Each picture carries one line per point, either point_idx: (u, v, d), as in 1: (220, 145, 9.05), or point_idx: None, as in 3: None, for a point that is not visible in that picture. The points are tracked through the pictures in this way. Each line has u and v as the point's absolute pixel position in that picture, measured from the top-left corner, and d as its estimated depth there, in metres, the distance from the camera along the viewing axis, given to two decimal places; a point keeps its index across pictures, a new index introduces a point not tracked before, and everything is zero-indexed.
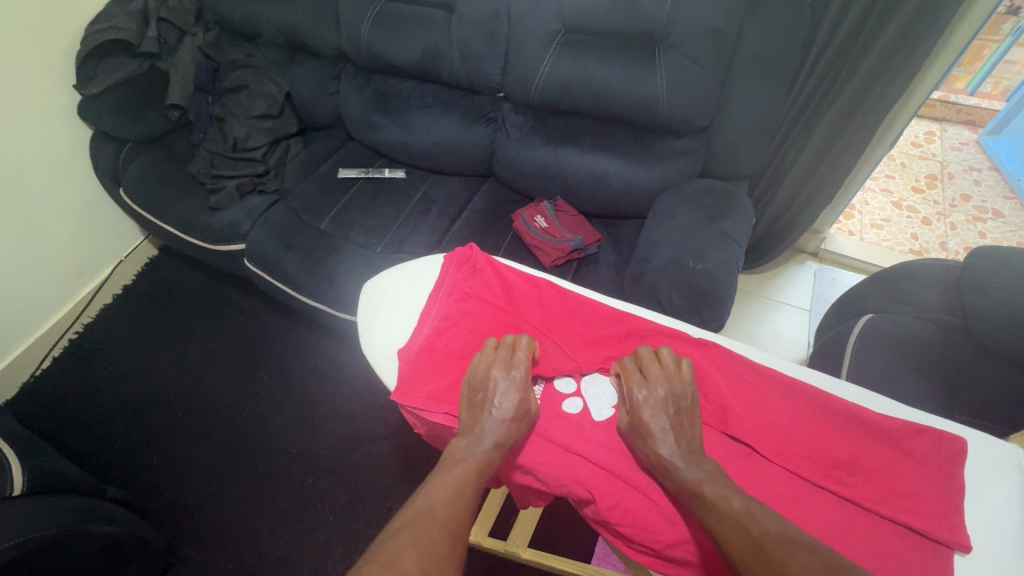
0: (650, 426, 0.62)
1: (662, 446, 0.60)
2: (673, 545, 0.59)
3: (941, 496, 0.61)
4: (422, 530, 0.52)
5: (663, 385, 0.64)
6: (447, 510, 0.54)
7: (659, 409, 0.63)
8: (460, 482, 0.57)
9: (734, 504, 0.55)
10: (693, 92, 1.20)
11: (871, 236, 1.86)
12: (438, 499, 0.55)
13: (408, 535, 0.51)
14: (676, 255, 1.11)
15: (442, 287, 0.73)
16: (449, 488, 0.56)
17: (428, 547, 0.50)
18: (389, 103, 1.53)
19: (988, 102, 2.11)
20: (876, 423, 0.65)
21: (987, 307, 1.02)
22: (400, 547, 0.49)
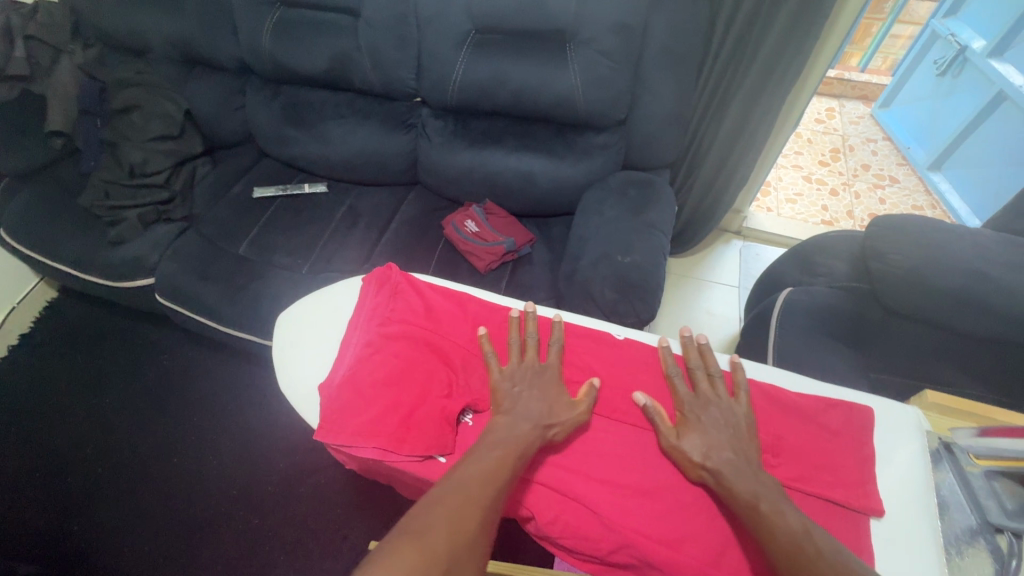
0: (702, 434, 0.64)
1: (717, 456, 0.62)
2: (613, 551, 0.60)
3: (856, 465, 0.65)
4: (457, 508, 0.49)
5: (713, 395, 0.67)
6: (481, 488, 0.52)
7: (711, 419, 0.65)
8: (497, 466, 0.55)
9: (788, 520, 0.56)
10: (607, 86, 1.21)
11: (787, 211, 1.97)
12: (475, 477, 0.53)
13: (441, 511, 0.48)
14: (605, 250, 1.12)
15: (362, 312, 0.69)
16: (487, 469, 0.54)
17: (461, 526, 0.48)
18: (301, 115, 1.45)
19: (877, 77, 2.31)
20: (791, 403, 0.69)
21: (889, 271, 1.11)
22: (431, 520, 0.47)
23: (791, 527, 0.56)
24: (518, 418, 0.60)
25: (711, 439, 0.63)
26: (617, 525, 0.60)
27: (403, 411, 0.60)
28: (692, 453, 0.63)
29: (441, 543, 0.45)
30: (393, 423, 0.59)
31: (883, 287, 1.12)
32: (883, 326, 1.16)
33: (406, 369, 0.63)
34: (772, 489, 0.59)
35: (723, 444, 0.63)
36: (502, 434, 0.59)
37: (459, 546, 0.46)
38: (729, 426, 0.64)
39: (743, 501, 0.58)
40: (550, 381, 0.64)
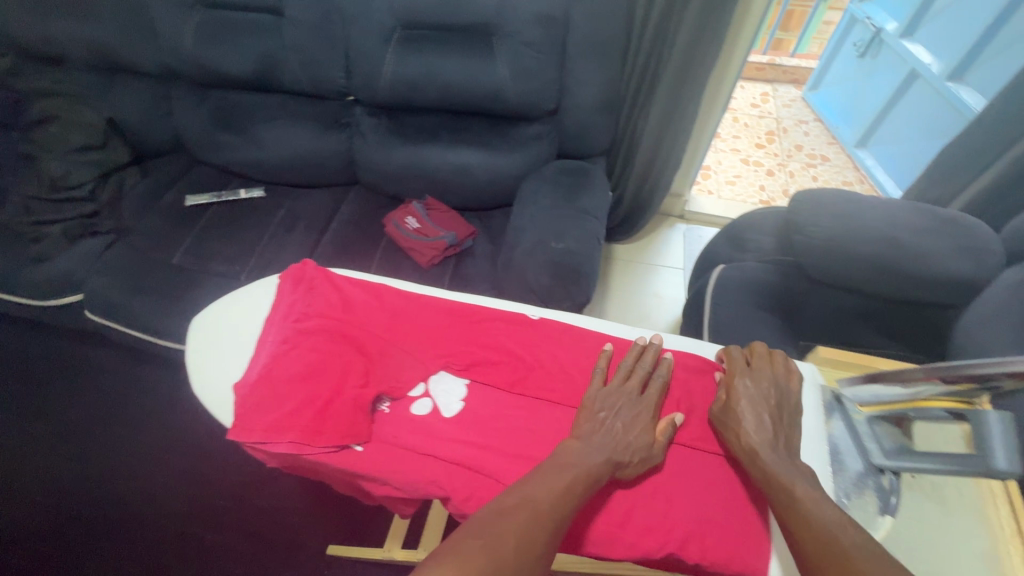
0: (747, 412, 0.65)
1: (756, 438, 0.62)
2: None
3: None
4: (523, 518, 0.49)
5: (769, 380, 0.68)
6: (553, 503, 0.50)
7: (756, 399, 0.66)
8: (567, 486, 0.52)
9: (823, 509, 0.55)
10: (535, 77, 1.23)
11: (726, 193, 2.04)
12: (545, 494, 0.51)
13: (504, 521, 0.48)
14: (540, 237, 1.14)
15: (279, 309, 0.68)
16: (557, 488, 0.52)
17: (529, 544, 0.47)
18: (231, 119, 1.42)
19: (805, 62, 2.42)
20: (693, 368, 0.72)
21: (808, 243, 1.16)
22: (502, 531, 0.48)
23: (823, 514, 0.54)
24: (592, 447, 0.56)
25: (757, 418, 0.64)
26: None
27: (317, 404, 0.60)
28: (734, 431, 0.64)
29: (505, 553, 0.46)
30: (307, 417, 0.59)
31: (804, 257, 1.18)
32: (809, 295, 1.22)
33: (320, 363, 0.63)
34: (806, 477, 0.59)
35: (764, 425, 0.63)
36: (574, 458, 0.55)
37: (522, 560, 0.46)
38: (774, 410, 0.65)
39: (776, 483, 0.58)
40: (641, 415, 0.60)
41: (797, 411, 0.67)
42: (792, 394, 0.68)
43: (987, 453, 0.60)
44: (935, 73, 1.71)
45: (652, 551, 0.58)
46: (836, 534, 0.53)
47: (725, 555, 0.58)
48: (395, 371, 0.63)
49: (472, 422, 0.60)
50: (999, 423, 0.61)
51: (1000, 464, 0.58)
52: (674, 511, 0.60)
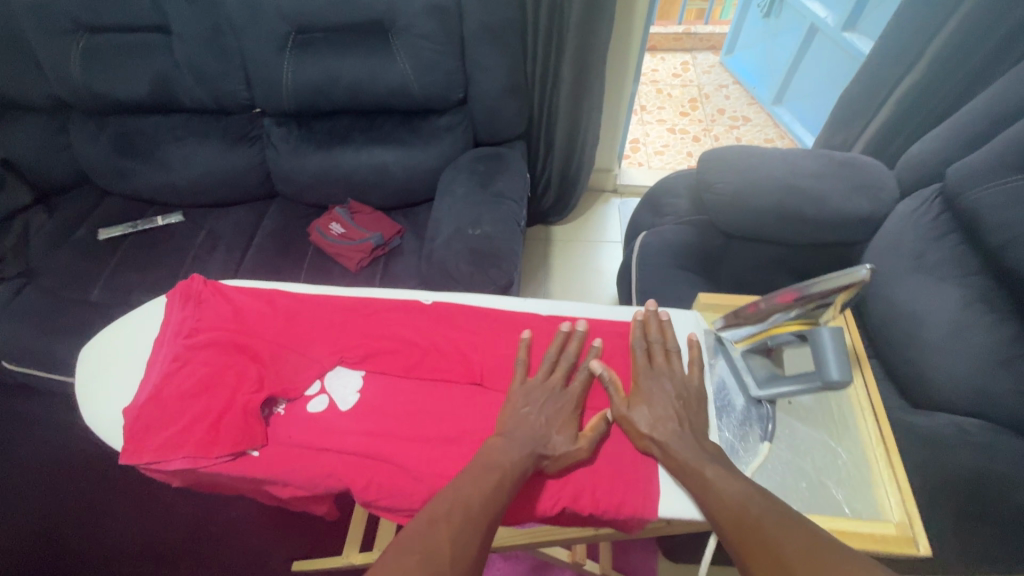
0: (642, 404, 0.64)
1: (658, 431, 0.62)
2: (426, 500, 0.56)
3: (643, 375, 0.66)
4: (457, 517, 0.50)
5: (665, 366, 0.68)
6: (484, 505, 0.51)
7: (657, 394, 0.65)
8: (494, 486, 0.53)
9: (731, 488, 0.56)
10: (436, 69, 1.23)
11: (656, 163, 2.09)
12: (476, 495, 0.52)
13: (439, 521, 0.49)
14: (457, 226, 1.15)
15: (169, 328, 0.67)
16: (489, 485, 0.53)
17: (463, 550, 0.48)
18: (134, 144, 1.38)
19: (720, 27, 2.48)
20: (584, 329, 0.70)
21: (718, 200, 1.21)
22: (436, 543, 0.47)
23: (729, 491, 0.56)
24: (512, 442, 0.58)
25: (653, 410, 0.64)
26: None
27: (210, 416, 0.59)
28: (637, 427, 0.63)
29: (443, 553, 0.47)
30: (200, 431, 0.58)
31: (717, 215, 1.22)
32: (725, 251, 1.26)
33: (212, 376, 0.62)
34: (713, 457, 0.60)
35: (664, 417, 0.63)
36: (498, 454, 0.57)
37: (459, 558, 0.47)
38: (680, 399, 0.65)
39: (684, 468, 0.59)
40: (561, 408, 0.62)
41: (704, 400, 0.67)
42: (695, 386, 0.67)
43: (821, 368, 0.64)
44: (832, 26, 1.78)
45: (544, 510, 0.61)
46: (749, 507, 0.54)
47: (614, 503, 0.60)
48: (289, 373, 0.63)
49: (368, 412, 0.61)
50: (833, 342, 0.64)
51: (830, 379, 0.63)
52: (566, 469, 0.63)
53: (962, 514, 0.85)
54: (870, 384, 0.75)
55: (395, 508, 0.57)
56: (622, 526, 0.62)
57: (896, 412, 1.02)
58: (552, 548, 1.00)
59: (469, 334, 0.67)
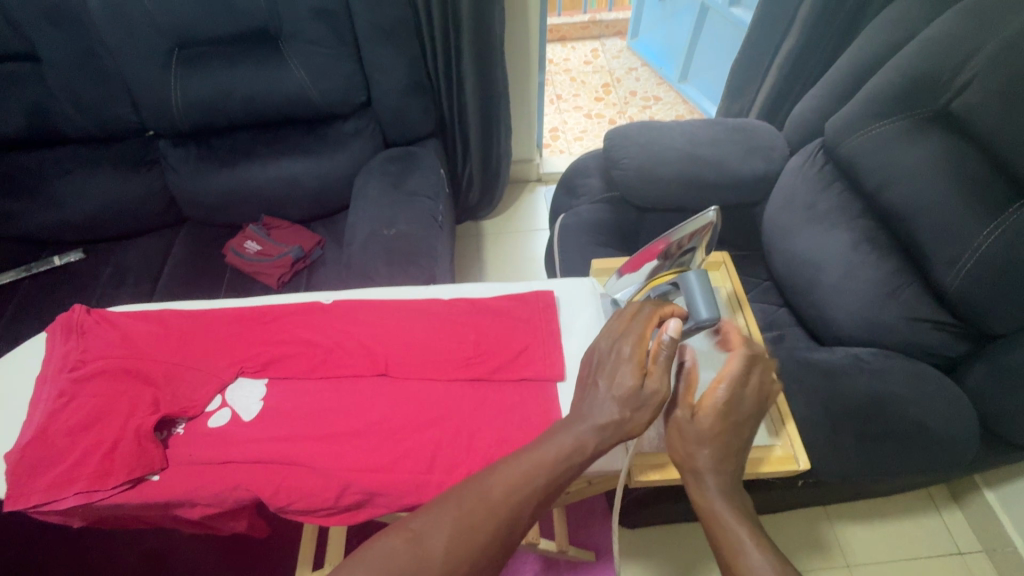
0: (709, 432, 0.61)
1: (706, 459, 0.60)
2: (340, 495, 0.56)
3: (545, 340, 0.67)
4: (471, 513, 0.50)
5: (746, 404, 0.63)
6: (506, 498, 0.51)
7: (723, 421, 0.61)
8: (524, 477, 0.52)
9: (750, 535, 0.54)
10: (333, 74, 1.22)
11: (576, 148, 2.14)
12: (499, 490, 0.51)
13: (447, 514, 0.49)
14: (372, 229, 1.14)
15: (52, 363, 0.64)
16: (523, 490, 0.51)
17: (469, 537, 0.49)
18: (16, 183, 1.28)
19: (623, 13, 2.57)
20: (484, 305, 0.71)
21: (626, 175, 1.26)
22: (435, 529, 0.48)
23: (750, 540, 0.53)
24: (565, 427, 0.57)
25: (717, 444, 0.60)
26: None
27: (101, 447, 0.57)
28: (689, 445, 0.61)
29: (436, 554, 0.47)
30: (90, 463, 0.56)
31: (626, 190, 1.27)
32: (639, 223, 1.32)
33: (101, 405, 0.59)
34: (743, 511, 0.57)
35: (720, 452, 0.60)
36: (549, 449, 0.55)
37: (459, 562, 0.48)
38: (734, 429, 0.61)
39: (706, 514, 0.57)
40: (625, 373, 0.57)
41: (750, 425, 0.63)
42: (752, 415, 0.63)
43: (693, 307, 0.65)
44: (721, 3, 1.89)
45: None
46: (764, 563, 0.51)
47: None
48: (186, 391, 0.61)
49: (272, 418, 0.60)
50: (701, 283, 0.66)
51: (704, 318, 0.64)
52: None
53: (865, 434, 0.92)
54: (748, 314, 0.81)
55: (309, 509, 0.56)
56: None
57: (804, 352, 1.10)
58: None
59: (371, 327, 0.67)
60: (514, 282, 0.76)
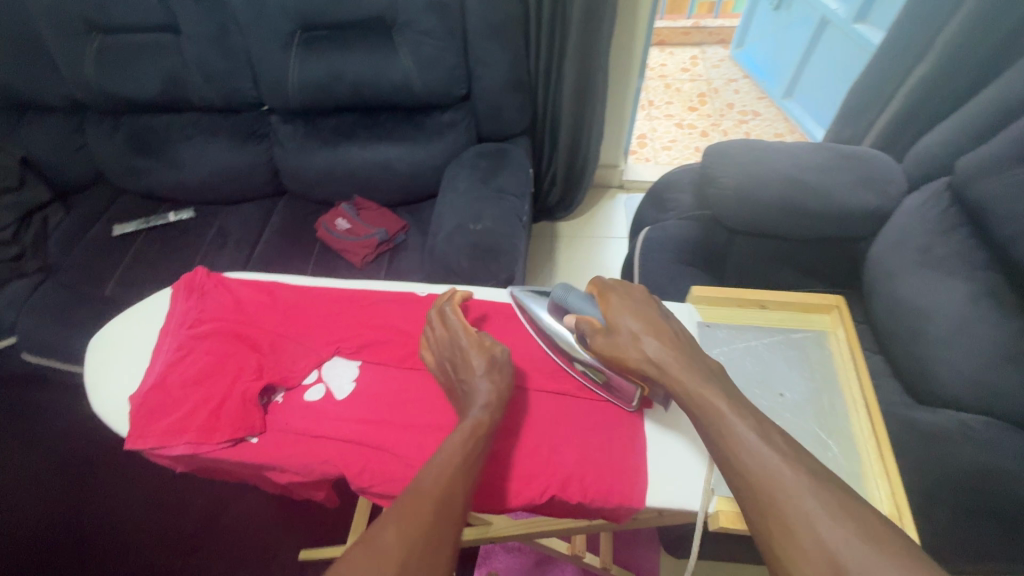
0: (638, 328, 0.63)
1: (658, 352, 0.61)
2: None
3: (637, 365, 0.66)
4: (408, 510, 0.48)
5: (647, 299, 0.67)
6: (447, 485, 0.51)
7: (640, 324, 0.64)
8: (458, 459, 0.53)
9: (750, 429, 0.54)
10: (438, 65, 1.24)
11: (663, 158, 2.08)
12: (435, 468, 0.52)
13: (392, 518, 0.48)
14: (458, 221, 1.16)
15: (174, 319, 0.70)
16: (447, 469, 0.52)
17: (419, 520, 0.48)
18: (146, 142, 1.41)
19: (729, 21, 2.46)
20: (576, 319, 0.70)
21: (722, 194, 1.20)
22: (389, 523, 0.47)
23: (754, 439, 0.53)
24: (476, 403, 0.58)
25: (654, 331, 0.63)
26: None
27: (211, 403, 0.61)
28: (628, 345, 0.63)
29: (395, 550, 0.45)
30: (201, 417, 0.61)
31: (720, 209, 1.22)
32: (727, 246, 1.26)
33: (214, 365, 0.64)
34: (727, 389, 0.58)
35: (661, 336, 0.62)
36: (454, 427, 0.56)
37: (421, 540, 0.46)
38: (656, 329, 0.64)
39: (688, 394, 0.58)
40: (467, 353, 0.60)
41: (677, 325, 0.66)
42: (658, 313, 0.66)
43: (571, 302, 0.69)
44: (843, 18, 1.76)
45: (533, 499, 0.62)
46: (779, 461, 0.51)
47: (603, 492, 0.61)
48: (288, 362, 0.65)
49: (362, 400, 0.63)
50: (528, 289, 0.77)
51: (556, 294, 0.70)
52: (555, 458, 0.64)
53: (965, 512, 0.83)
54: (866, 377, 0.66)
55: (388, 495, 0.58)
56: (612, 515, 0.63)
57: (897, 407, 1.01)
58: (552, 540, 1.01)
59: None
60: None
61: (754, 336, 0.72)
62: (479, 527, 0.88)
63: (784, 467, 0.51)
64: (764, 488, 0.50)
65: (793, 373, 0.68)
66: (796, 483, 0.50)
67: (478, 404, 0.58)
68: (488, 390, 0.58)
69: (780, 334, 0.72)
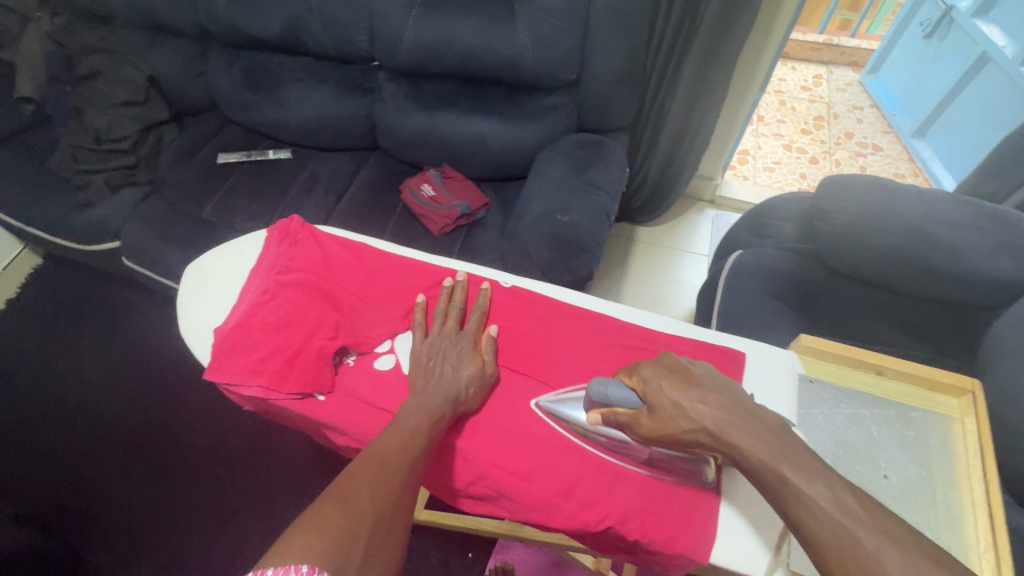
0: (678, 395, 0.57)
1: (710, 419, 0.55)
2: (472, 483, 0.64)
3: None
4: (377, 475, 0.53)
5: (677, 361, 0.61)
6: (401, 454, 0.56)
7: (682, 396, 0.57)
8: (412, 433, 0.58)
9: (825, 498, 0.48)
10: (554, 47, 1.19)
11: (763, 179, 1.95)
12: (392, 442, 0.56)
13: (363, 480, 0.52)
14: (545, 209, 1.13)
15: (264, 261, 0.73)
16: (404, 441, 0.57)
17: (381, 483, 0.52)
18: (260, 80, 1.46)
19: (867, 42, 2.25)
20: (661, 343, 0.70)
21: (830, 232, 1.10)
22: (355, 488, 0.51)
23: (827, 506, 0.48)
24: (433, 391, 0.63)
25: (700, 395, 0.57)
26: (475, 458, 0.64)
27: (287, 353, 0.64)
28: (676, 417, 0.57)
29: (368, 506, 0.50)
30: (276, 364, 0.64)
31: (824, 247, 1.13)
32: (826, 287, 1.16)
33: (295, 315, 0.68)
34: (789, 449, 0.52)
35: (707, 397, 0.57)
36: (413, 408, 0.61)
37: (386, 503, 0.51)
38: (700, 393, 0.57)
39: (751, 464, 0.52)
40: (464, 349, 0.67)
41: (723, 382, 0.59)
42: (703, 374, 0.60)
43: (604, 392, 0.61)
44: (1008, 58, 1.56)
45: (589, 525, 0.60)
46: (853, 530, 0.46)
47: (664, 536, 0.59)
48: (365, 330, 0.68)
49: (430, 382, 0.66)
50: (555, 392, 0.68)
51: (592, 391, 0.61)
52: (617, 487, 0.61)
53: None
54: (993, 480, 0.59)
55: (439, 479, 0.65)
56: (670, 559, 0.61)
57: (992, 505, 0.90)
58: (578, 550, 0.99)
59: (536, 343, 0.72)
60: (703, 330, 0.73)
61: (861, 404, 0.65)
62: (510, 523, 0.87)
63: (861, 537, 0.46)
64: (846, 564, 0.45)
65: (902, 454, 0.62)
66: (875, 561, 0.45)
67: (439, 393, 0.63)
68: (457, 386, 0.64)
69: (894, 409, 0.65)
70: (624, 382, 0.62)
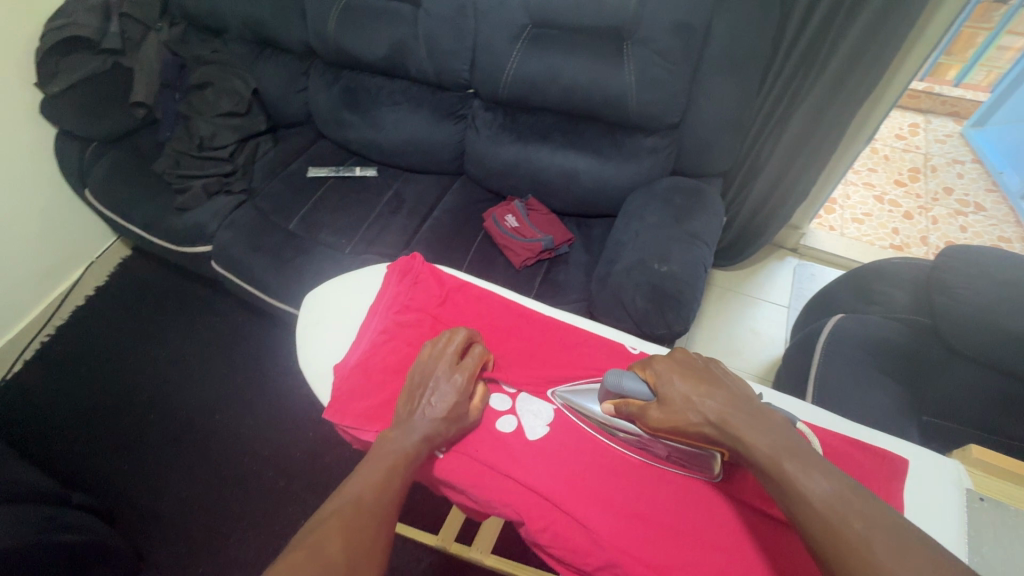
0: (689, 389, 0.61)
1: (709, 406, 0.60)
2: (598, 568, 0.61)
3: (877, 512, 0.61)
4: (351, 523, 0.56)
5: (689, 358, 0.66)
6: (374, 496, 0.59)
7: (687, 386, 0.62)
8: (387, 474, 0.61)
9: (818, 483, 0.51)
10: (662, 89, 1.16)
11: (851, 231, 1.84)
12: (366, 490, 0.59)
13: (336, 529, 0.55)
14: (643, 256, 1.09)
15: (383, 299, 0.82)
16: (375, 483, 0.60)
17: (353, 533, 0.55)
18: (358, 99, 1.50)
19: (972, 93, 2.12)
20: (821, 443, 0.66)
21: (955, 307, 1.01)
22: (325, 536, 0.54)
23: (818, 490, 0.51)
24: (412, 427, 0.65)
25: (707, 389, 0.61)
26: (609, 544, 0.61)
27: None
28: (685, 409, 0.61)
29: (337, 558, 0.53)
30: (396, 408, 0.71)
31: (945, 323, 1.03)
32: (942, 367, 1.06)
33: (409, 358, 0.75)
34: (790, 446, 0.55)
35: (715, 392, 0.60)
36: (394, 439, 0.64)
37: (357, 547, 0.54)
38: (704, 381, 0.62)
39: (752, 449, 0.56)
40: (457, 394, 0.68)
41: (725, 374, 0.65)
42: (714, 369, 0.65)
43: (619, 386, 0.66)
44: None
45: None
46: (845, 514, 0.49)
47: None
48: (501, 374, 0.75)
49: (552, 452, 0.68)
50: (571, 384, 0.74)
51: (608, 381, 0.66)
52: None
53: None
54: None
55: (562, 557, 0.63)
56: None
57: None
58: None
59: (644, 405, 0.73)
60: (853, 426, 0.70)
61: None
62: None
63: (852, 521, 0.48)
64: (839, 551, 0.48)
65: None
66: (864, 541, 0.47)
67: (418, 431, 0.65)
68: (433, 428, 0.65)
69: None
70: (638, 377, 0.66)
